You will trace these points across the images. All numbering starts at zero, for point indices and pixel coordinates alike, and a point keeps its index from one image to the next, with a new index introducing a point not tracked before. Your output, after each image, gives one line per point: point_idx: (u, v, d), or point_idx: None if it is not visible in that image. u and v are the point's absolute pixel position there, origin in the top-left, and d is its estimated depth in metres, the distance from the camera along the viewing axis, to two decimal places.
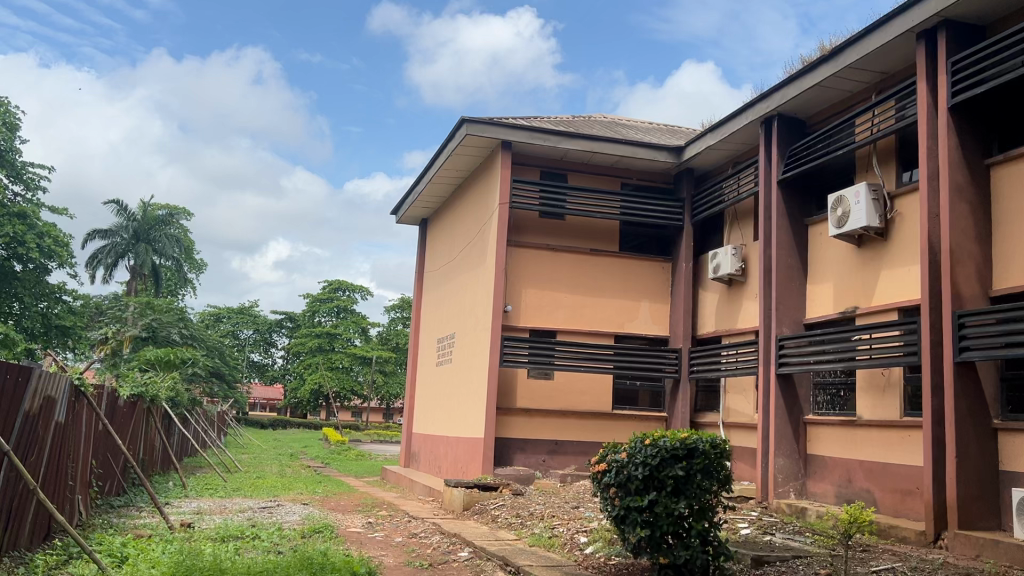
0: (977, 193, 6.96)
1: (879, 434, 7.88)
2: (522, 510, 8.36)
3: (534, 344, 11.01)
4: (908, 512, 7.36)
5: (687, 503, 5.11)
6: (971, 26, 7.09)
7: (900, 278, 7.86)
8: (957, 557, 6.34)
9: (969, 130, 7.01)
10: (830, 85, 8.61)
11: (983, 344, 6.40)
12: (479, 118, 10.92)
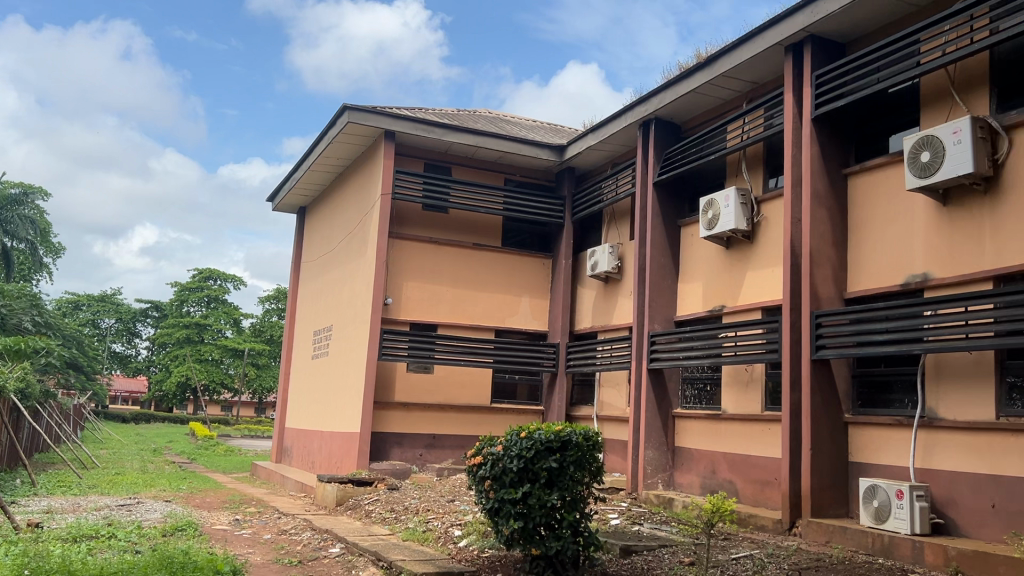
0: (836, 201, 7.41)
1: (742, 427, 8.27)
2: (396, 505, 8.29)
3: (413, 338, 10.92)
4: (766, 501, 7.76)
5: (559, 494, 5.20)
6: (832, 43, 7.54)
7: (764, 279, 8.27)
8: (809, 543, 6.73)
9: (830, 141, 7.45)
10: (705, 92, 8.94)
11: (837, 343, 6.83)
12: (362, 106, 10.74)
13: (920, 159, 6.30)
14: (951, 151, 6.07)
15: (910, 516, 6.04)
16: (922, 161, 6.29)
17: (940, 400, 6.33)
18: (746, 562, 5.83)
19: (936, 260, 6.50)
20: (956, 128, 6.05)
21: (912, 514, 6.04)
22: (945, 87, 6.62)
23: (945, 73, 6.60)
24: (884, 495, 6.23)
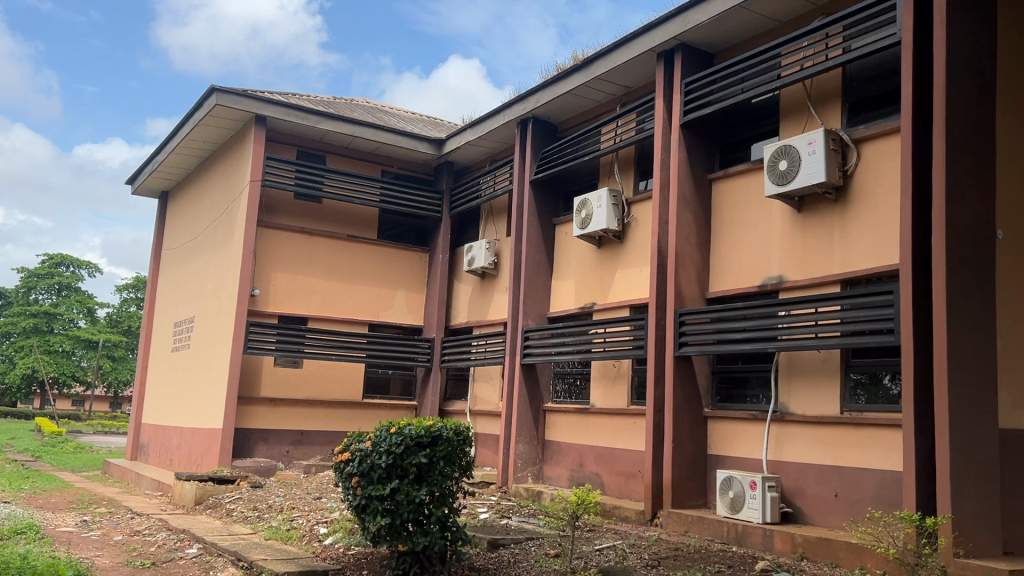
0: (701, 204, 7.72)
1: (609, 421, 8.49)
2: (259, 503, 8.03)
3: (282, 331, 10.62)
4: (630, 493, 8.01)
5: (428, 489, 5.20)
6: (701, 53, 7.84)
7: (633, 278, 8.52)
8: (669, 533, 7.00)
9: (697, 147, 7.76)
10: (581, 93, 9.12)
11: (699, 340, 7.14)
12: (232, 89, 10.32)
13: (778, 167, 6.66)
14: (806, 160, 6.44)
15: (762, 506, 6.37)
16: (780, 169, 6.65)
17: (791, 396, 6.70)
18: (609, 553, 5.99)
19: (790, 263, 6.87)
20: (811, 139, 6.43)
21: (764, 504, 6.37)
22: (802, 100, 7.01)
23: (803, 87, 7.00)
24: (738, 486, 6.55)
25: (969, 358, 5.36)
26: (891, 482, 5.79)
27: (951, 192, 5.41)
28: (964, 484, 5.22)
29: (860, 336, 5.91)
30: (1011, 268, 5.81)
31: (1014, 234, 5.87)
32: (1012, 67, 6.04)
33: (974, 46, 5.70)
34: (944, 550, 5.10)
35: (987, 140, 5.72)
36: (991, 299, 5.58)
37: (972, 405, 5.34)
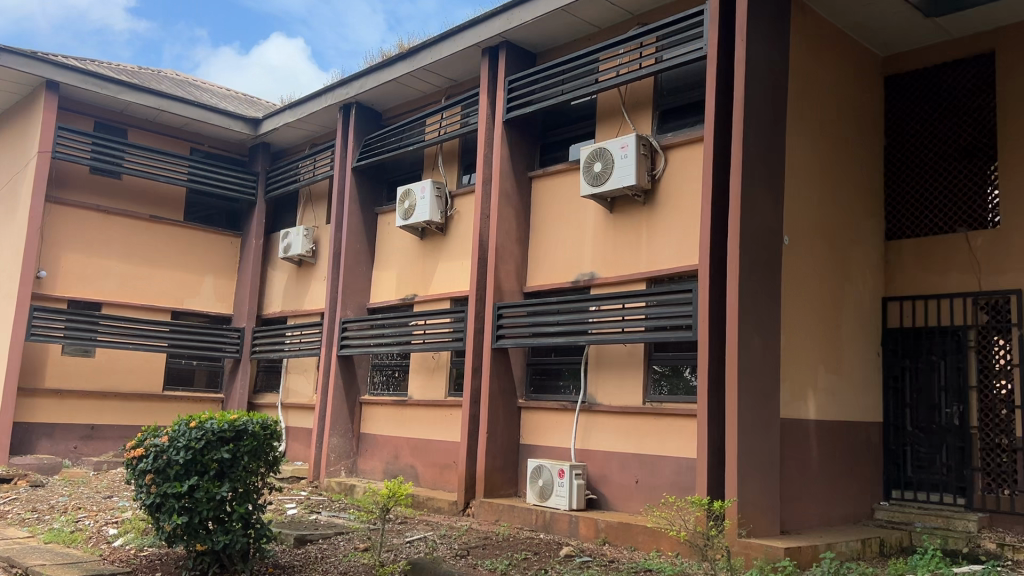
0: (521, 200, 7.87)
1: (424, 413, 8.49)
2: (40, 503, 7.36)
3: (72, 317, 9.81)
4: (444, 484, 8.06)
5: (230, 486, 4.98)
6: (524, 52, 8.00)
7: (452, 270, 8.56)
8: (480, 522, 7.10)
9: (518, 144, 7.91)
10: (405, 83, 9.03)
11: (515, 333, 7.31)
12: (19, 49, 9.36)
13: (593, 169, 6.92)
14: (619, 164, 6.74)
15: (569, 493, 6.61)
16: (594, 170, 6.91)
17: (599, 387, 6.99)
18: (418, 545, 6.00)
19: (601, 261, 7.15)
20: (623, 143, 6.74)
21: (571, 491, 6.61)
22: (618, 105, 7.31)
23: (618, 93, 7.29)
24: (548, 474, 6.76)
25: (756, 353, 5.82)
26: (686, 469, 6.18)
27: (745, 199, 5.84)
28: (749, 469, 5.66)
29: (662, 332, 6.25)
30: (794, 272, 6.35)
31: (798, 241, 6.42)
32: (801, 88, 6.60)
33: (769, 66, 6.18)
34: (730, 532, 5.53)
35: (777, 154, 6.22)
36: (776, 300, 6.07)
37: (757, 397, 5.80)
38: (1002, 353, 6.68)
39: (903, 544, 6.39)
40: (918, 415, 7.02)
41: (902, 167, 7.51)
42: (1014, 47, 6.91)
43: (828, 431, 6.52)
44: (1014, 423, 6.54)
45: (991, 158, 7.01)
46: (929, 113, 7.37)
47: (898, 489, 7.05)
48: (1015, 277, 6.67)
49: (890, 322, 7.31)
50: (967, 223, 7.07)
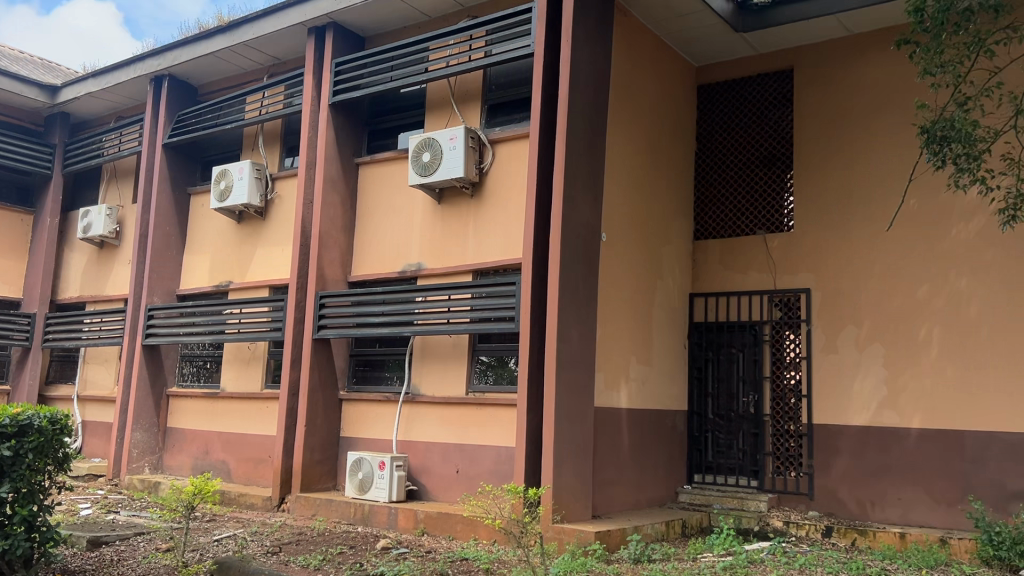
0: (347, 186, 7.68)
1: (238, 405, 8.11)
2: None
3: None
4: (258, 479, 7.75)
5: (10, 487, 4.52)
6: (353, 35, 7.82)
7: (271, 257, 8.23)
8: (295, 517, 6.90)
9: (344, 129, 7.72)
10: (224, 58, 8.58)
11: (337, 323, 7.16)
12: None
13: (421, 159, 6.89)
14: (447, 155, 6.75)
15: (389, 485, 6.55)
16: (423, 160, 6.88)
17: (422, 378, 6.96)
18: (227, 543, 5.73)
19: (428, 251, 7.12)
20: (452, 135, 6.75)
21: (390, 483, 6.56)
22: (447, 96, 7.30)
23: (448, 84, 7.28)
24: (367, 466, 6.65)
25: (574, 345, 6.01)
26: (505, 458, 6.28)
27: (567, 195, 6.00)
28: (564, 457, 5.84)
29: (486, 323, 6.32)
30: (611, 267, 6.60)
31: (615, 238, 6.68)
32: (622, 91, 6.87)
33: (592, 67, 6.38)
34: (545, 518, 5.70)
35: (599, 153, 6.44)
36: (594, 294, 6.29)
37: (574, 387, 5.99)
38: (792, 346, 7.29)
39: (702, 524, 6.82)
40: (719, 403, 7.51)
41: (710, 171, 8.00)
42: (809, 66, 7.53)
43: (638, 419, 6.85)
44: (800, 411, 7.15)
45: (787, 167, 7.61)
46: (735, 122, 7.90)
47: (699, 473, 7.52)
48: (805, 277, 7.29)
49: (696, 317, 7.78)
50: (765, 226, 7.64)
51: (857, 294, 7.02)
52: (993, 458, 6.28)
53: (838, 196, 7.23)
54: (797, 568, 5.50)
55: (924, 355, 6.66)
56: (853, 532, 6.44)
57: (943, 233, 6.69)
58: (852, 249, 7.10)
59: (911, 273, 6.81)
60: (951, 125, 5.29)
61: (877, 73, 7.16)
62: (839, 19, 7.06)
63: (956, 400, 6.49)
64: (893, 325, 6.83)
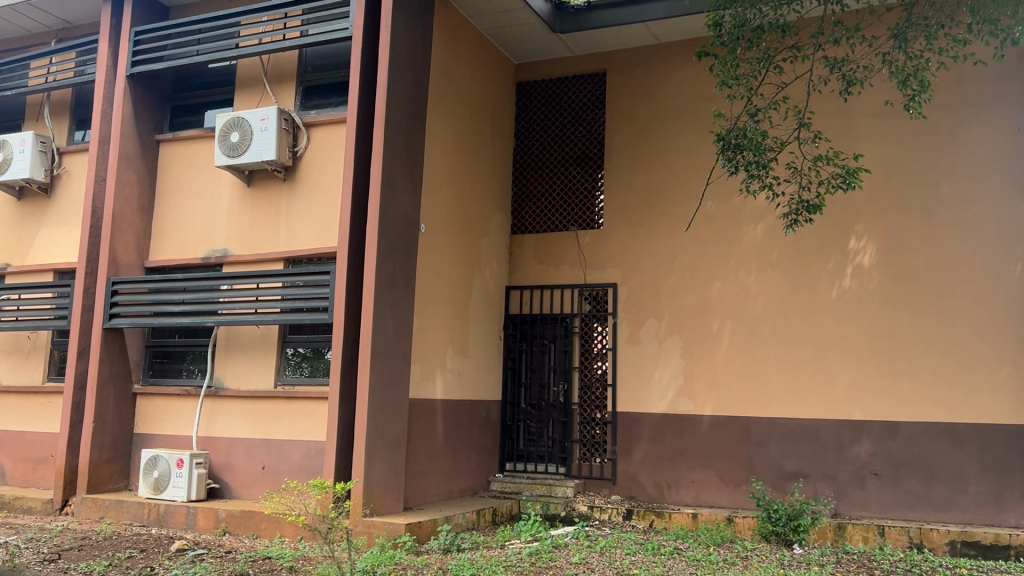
0: (146, 165, 7.16)
1: (16, 401, 7.37)
2: None
3: None
4: (38, 481, 7.08)
5: None
6: (155, 3, 7.30)
7: (57, 238, 7.53)
8: (81, 521, 6.36)
9: (144, 103, 7.20)
10: (4, 16, 7.75)
11: (132, 311, 6.67)
12: None
13: (229, 139, 6.54)
14: (258, 136, 6.46)
15: (188, 484, 6.19)
16: (231, 141, 6.53)
17: (226, 371, 6.63)
18: None
19: (235, 237, 6.78)
20: (263, 116, 6.46)
21: (189, 482, 6.20)
22: (259, 75, 6.97)
23: (260, 62, 6.96)
24: (164, 464, 6.25)
25: (388, 336, 5.93)
26: (315, 452, 6.11)
27: (385, 184, 5.91)
28: (376, 449, 5.75)
29: (298, 313, 6.11)
30: (428, 258, 6.58)
31: (432, 228, 6.66)
32: (441, 82, 6.85)
33: (412, 56, 6.33)
34: (354, 512, 5.58)
35: (417, 143, 6.39)
36: (410, 284, 6.24)
37: (388, 378, 5.91)
38: (600, 338, 7.60)
39: (512, 512, 6.95)
40: (531, 393, 7.69)
41: (527, 167, 8.17)
42: (620, 70, 7.85)
43: (452, 410, 6.87)
44: (606, 400, 7.47)
45: (598, 167, 7.90)
46: (552, 120, 8.12)
47: (510, 461, 7.66)
48: (613, 272, 7.60)
49: (512, 309, 7.93)
50: (577, 222, 7.90)
51: (659, 289, 7.41)
52: (773, 441, 6.85)
53: (644, 196, 7.60)
54: (598, 550, 5.75)
55: (717, 347, 7.15)
56: (651, 514, 6.79)
57: (736, 234, 7.20)
58: (656, 246, 7.49)
59: (707, 270, 7.28)
60: (744, 134, 5.69)
61: (681, 81, 7.58)
62: (649, 27, 7.41)
63: (743, 389, 7.02)
64: (691, 318, 7.28)
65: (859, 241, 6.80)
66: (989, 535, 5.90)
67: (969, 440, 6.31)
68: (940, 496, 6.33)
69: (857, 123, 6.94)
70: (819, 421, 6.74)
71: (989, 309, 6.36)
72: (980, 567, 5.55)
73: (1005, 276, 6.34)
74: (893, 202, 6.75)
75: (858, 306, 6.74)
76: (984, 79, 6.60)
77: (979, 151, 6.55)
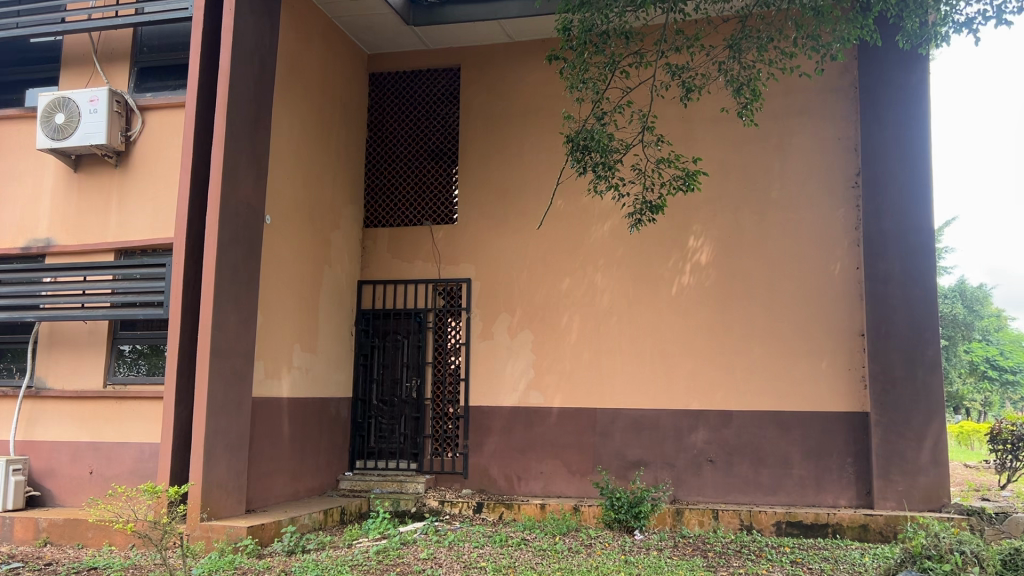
0: None
1: None
2: None
3: None
4: None
5: None
6: None
7: None
8: None
9: None
10: None
11: None
12: None
13: (53, 121, 6.05)
14: (87, 119, 6.03)
15: (3, 492, 5.70)
16: (55, 122, 6.04)
17: (49, 370, 6.15)
18: None
19: (60, 226, 6.31)
20: (92, 96, 6.04)
21: (5, 490, 5.71)
22: (89, 53, 6.51)
23: (90, 39, 6.50)
24: None
25: (230, 332, 5.68)
26: (148, 455, 5.77)
27: (227, 173, 5.65)
28: (216, 450, 5.49)
29: (129, 308, 5.86)
30: (274, 251, 6.36)
31: (279, 221, 6.44)
32: (289, 70, 6.64)
33: (258, 42, 6.08)
34: (191, 516, 5.30)
35: (263, 132, 6.15)
36: (254, 278, 6.01)
37: (230, 375, 5.66)
38: (453, 332, 7.59)
39: (361, 510, 6.84)
40: (383, 389, 7.59)
41: (380, 160, 8.05)
42: (474, 66, 7.87)
43: (298, 408, 6.68)
44: (458, 394, 7.47)
45: (452, 161, 7.88)
46: (406, 113, 8.03)
47: (361, 459, 7.53)
48: (466, 267, 7.62)
49: (364, 304, 7.81)
50: (431, 217, 7.85)
51: (510, 285, 7.50)
52: (617, 432, 7.09)
53: (497, 192, 7.66)
54: (446, 545, 5.75)
55: (566, 341, 7.31)
56: (500, 506, 6.83)
57: (585, 231, 7.39)
58: (508, 242, 7.56)
59: (556, 266, 7.43)
60: (592, 136, 5.77)
61: (534, 80, 7.70)
62: (501, 25, 7.47)
63: (590, 382, 7.22)
64: (541, 314, 7.40)
65: (698, 240, 7.13)
66: (810, 515, 6.34)
67: (794, 427, 6.77)
68: (768, 480, 6.76)
69: (696, 127, 7.28)
70: (661, 411, 7.03)
71: (812, 305, 6.84)
72: (801, 545, 5.96)
73: (826, 275, 6.84)
74: (729, 203, 7.13)
75: (697, 302, 7.08)
76: (811, 91, 7.07)
77: (804, 157, 7.02)
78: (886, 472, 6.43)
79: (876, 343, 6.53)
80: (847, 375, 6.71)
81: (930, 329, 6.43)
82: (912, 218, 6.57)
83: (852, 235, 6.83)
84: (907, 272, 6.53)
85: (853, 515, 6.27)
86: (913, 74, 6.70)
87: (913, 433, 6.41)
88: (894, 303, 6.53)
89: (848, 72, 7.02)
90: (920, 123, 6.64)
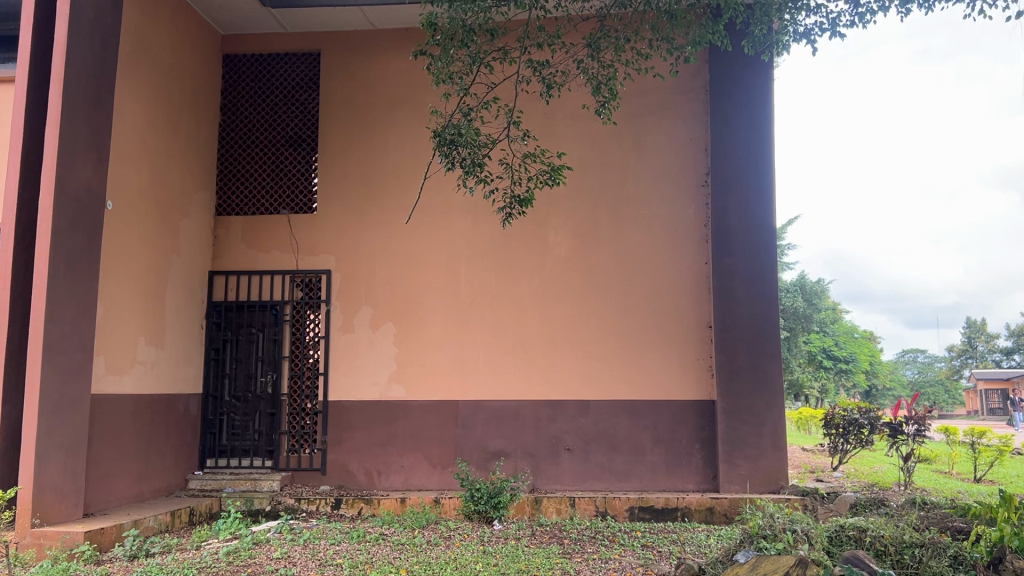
0: None
1: None
2: None
3: None
4: None
5: None
6: None
7: None
8: None
9: None
10: None
11: None
12: None
13: None
14: None
15: None
16: None
17: None
18: None
19: None
20: None
21: None
22: None
23: None
24: None
25: (67, 325, 5.29)
26: None
27: (64, 154, 5.26)
28: (50, 451, 5.11)
29: None
30: (116, 239, 5.97)
31: (121, 208, 6.07)
32: (135, 47, 6.26)
33: (100, 15, 5.69)
34: (20, 523, 4.90)
35: (103, 112, 5.76)
36: (95, 267, 5.63)
37: (66, 371, 5.28)
38: (312, 326, 7.38)
39: (211, 510, 6.56)
40: (236, 385, 7.31)
41: (235, 145, 7.73)
42: (334, 52, 7.68)
43: (142, 406, 6.31)
44: (317, 388, 7.28)
45: (312, 149, 7.66)
46: (263, 98, 7.75)
47: (211, 457, 7.22)
48: (326, 258, 7.44)
49: (216, 295, 7.49)
50: (290, 205, 7.60)
51: (372, 276, 7.38)
52: (479, 423, 7.13)
53: (359, 181, 7.51)
54: (301, 543, 5.61)
55: (429, 333, 7.28)
56: (359, 501, 6.72)
57: (448, 223, 7.38)
58: (370, 233, 7.44)
59: (419, 257, 7.38)
60: (459, 131, 5.66)
61: (398, 70, 7.61)
62: (364, 12, 7.34)
63: (452, 373, 7.22)
64: (404, 306, 7.33)
65: (558, 235, 7.27)
66: (660, 500, 6.61)
67: (647, 415, 7.03)
68: (622, 467, 6.99)
69: (558, 124, 7.41)
70: (521, 403, 7.13)
71: (665, 299, 7.11)
72: (651, 528, 6.21)
73: (678, 270, 7.13)
74: (587, 200, 7.30)
75: (557, 295, 7.21)
76: (665, 92, 7.35)
77: (659, 157, 7.28)
78: (730, 457, 6.77)
79: (723, 334, 6.86)
80: (696, 365, 7.03)
81: (771, 323, 6.82)
82: (755, 216, 6.95)
83: (701, 233, 7.16)
84: (752, 268, 6.90)
85: (700, 499, 6.56)
86: (758, 82, 7.08)
87: (755, 420, 6.77)
88: (740, 298, 6.87)
89: (700, 76, 7.34)
90: (763, 127, 7.04)
